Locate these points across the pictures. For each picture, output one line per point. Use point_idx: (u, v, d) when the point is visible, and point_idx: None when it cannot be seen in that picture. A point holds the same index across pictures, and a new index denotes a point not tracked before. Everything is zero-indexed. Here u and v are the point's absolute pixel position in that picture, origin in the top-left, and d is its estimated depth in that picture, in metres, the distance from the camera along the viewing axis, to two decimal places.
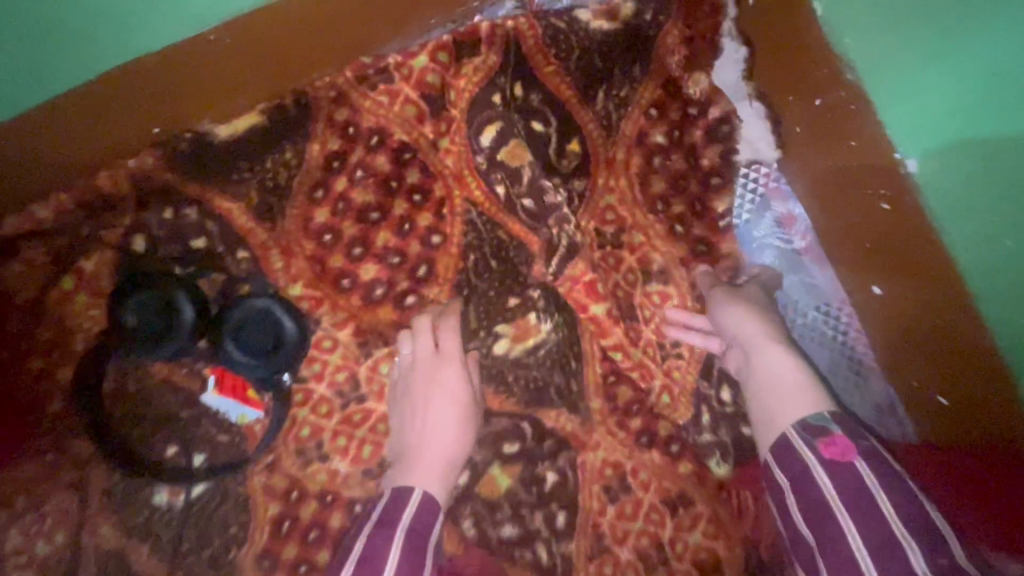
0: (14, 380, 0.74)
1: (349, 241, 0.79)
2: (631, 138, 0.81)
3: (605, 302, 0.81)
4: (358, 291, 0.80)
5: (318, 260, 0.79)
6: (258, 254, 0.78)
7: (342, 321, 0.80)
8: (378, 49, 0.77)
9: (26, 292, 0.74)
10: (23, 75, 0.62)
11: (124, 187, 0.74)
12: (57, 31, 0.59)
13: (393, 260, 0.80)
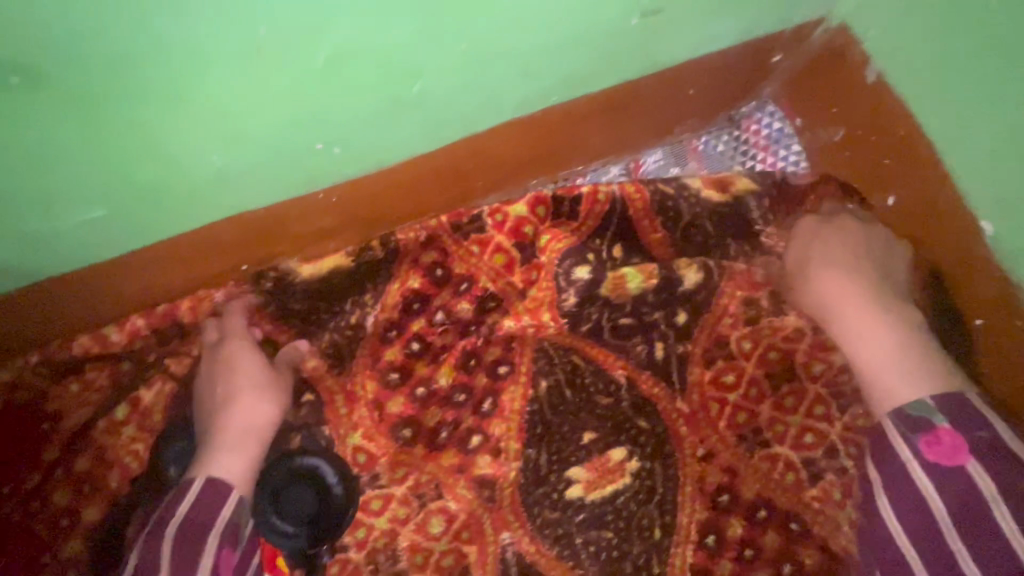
0: (37, 516, 0.68)
1: (419, 387, 0.71)
2: (742, 309, 0.72)
3: (699, 496, 0.68)
4: (418, 441, 0.70)
5: (378, 404, 0.71)
6: (320, 394, 0.71)
7: (399, 472, 0.69)
8: (476, 202, 0.74)
9: (75, 418, 0.70)
10: (110, 228, 0.58)
11: (200, 316, 0.72)
12: (148, 193, 0.55)
13: (462, 407, 0.70)
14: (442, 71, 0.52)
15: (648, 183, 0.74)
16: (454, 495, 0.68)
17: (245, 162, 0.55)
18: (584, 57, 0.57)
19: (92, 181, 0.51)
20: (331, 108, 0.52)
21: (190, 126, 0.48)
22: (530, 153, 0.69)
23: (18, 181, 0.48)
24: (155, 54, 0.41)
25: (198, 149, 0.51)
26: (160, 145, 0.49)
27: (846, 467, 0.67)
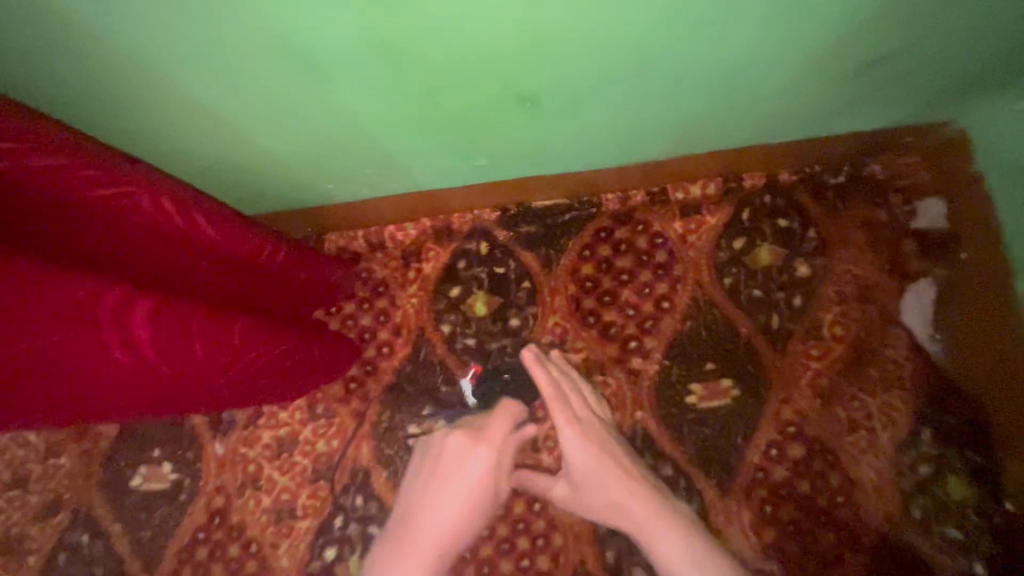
0: (352, 329, 1.08)
1: (602, 292, 1.05)
2: (839, 295, 1.01)
3: (776, 411, 0.99)
4: (596, 327, 1.04)
5: (575, 299, 1.05)
6: (534, 284, 1.06)
7: (579, 347, 1.04)
8: (667, 185, 1.03)
9: (380, 274, 1.08)
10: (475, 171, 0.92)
11: (464, 226, 1.07)
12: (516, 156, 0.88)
13: (629, 311, 1.04)
14: (703, 117, 0.83)
15: (794, 190, 1.02)
16: (614, 368, 1.03)
17: (578, 148, 0.87)
18: (783, 119, 0.87)
19: (497, 147, 0.85)
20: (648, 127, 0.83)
21: (568, 129, 0.81)
22: (717, 164, 0.99)
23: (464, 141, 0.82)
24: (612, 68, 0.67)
25: (563, 139, 0.84)
26: (547, 135, 0.82)
27: (879, 426, 0.97)
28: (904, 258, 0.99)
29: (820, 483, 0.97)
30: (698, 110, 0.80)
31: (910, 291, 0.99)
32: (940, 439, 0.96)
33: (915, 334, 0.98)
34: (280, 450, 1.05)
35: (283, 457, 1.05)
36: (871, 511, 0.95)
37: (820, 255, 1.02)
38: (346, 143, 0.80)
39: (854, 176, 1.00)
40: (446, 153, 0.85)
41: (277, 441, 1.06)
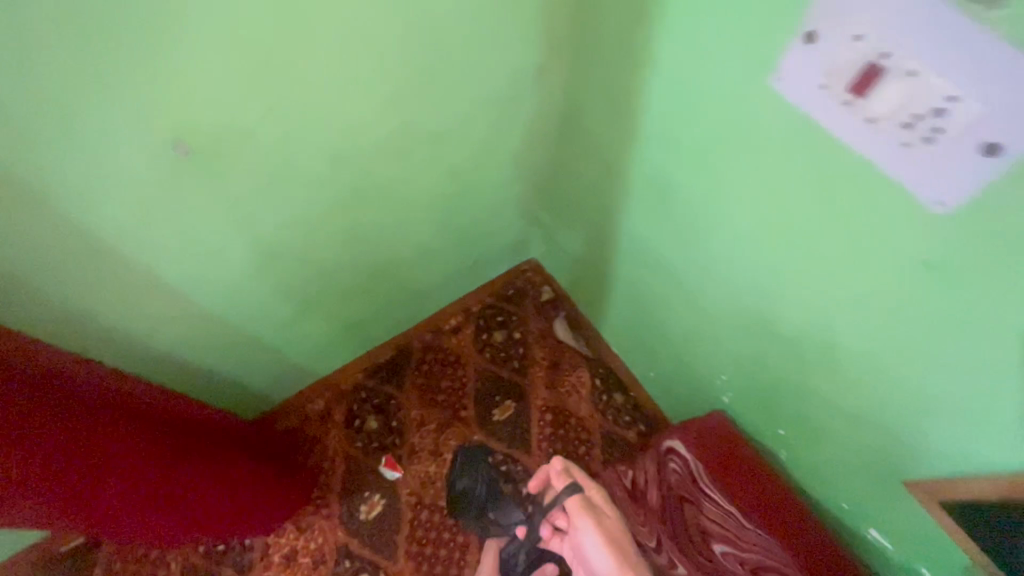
0: (305, 469, 1.85)
1: (431, 388, 2.01)
2: (535, 339, 2.10)
3: (532, 405, 2.01)
4: (436, 405, 1.98)
5: (420, 397, 1.99)
6: (396, 398, 1.97)
7: (432, 420, 1.96)
8: (438, 325, 2.10)
9: (311, 430, 1.90)
10: (341, 355, 1.89)
11: (347, 384, 1.97)
12: (355, 340, 1.87)
13: (448, 391, 2.01)
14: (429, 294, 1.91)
15: (492, 302, 2.15)
16: (452, 421, 1.96)
17: (383, 328, 1.91)
18: (467, 281, 1.99)
19: (347, 342, 1.85)
20: (407, 307, 1.90)
21: (375, 322, 1.84)
22: (453, 310, 2.12)
23: (331, 345, 1.81)
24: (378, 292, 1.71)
25: (375, 327, 1.88)
26: (366, 327, 1.84)
27: (576, 388, 2.04)
28: (551, 310, 2.12)
29: (565, 427, 1.99)
30: (426, 293, 1.88)
31: (558, 322, 2.11)
32: (605, 382, 2.04)
33: (571, 341, 2.10)
34: (287, 560, 1.72)
35: (291, 563, 1.72)
36: (590, 428, 1.98)
37: (518, 325, 2.12)
38: (272, 364, 1.70)
39: (514, 286, 2.16)
40: (324, 353, 1.82)
41: (284, 556, 1.73)
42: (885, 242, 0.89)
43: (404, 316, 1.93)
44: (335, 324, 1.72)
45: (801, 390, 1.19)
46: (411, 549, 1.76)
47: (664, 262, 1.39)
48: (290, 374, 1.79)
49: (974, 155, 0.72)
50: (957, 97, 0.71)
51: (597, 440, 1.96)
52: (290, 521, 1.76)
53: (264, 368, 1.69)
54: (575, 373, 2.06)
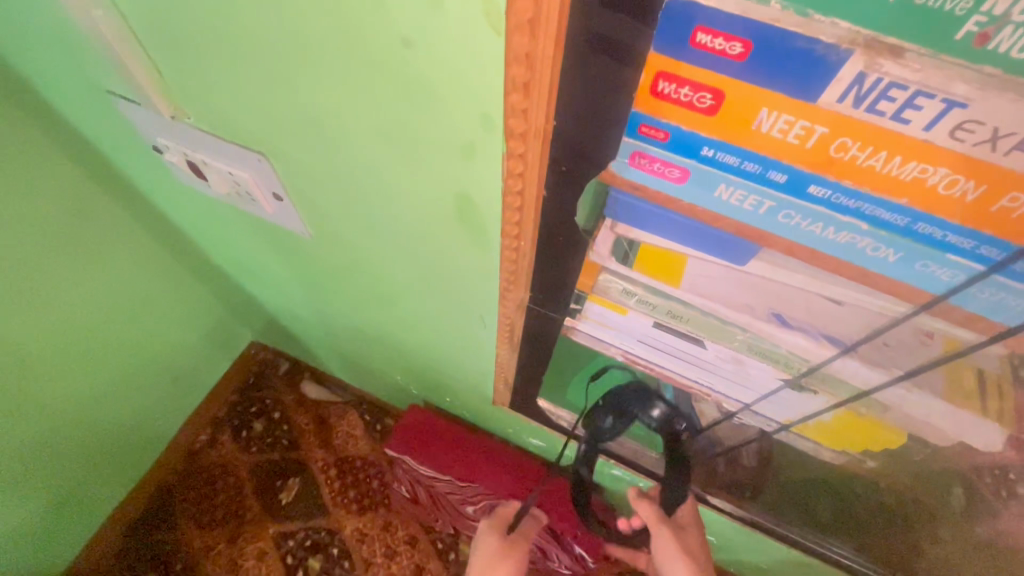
0: None
1: (208, 510, 1.97)
2: (294, 410, 2.17)
3: (314, 470, 2.07)
4: (219, 524, 1.95)
5: (199, 524, 1.94)
6: (175, 540, 1.91)
7: (220, 539, 1.93)
8: (189, 447, 2.03)
9: None
10: (82, 538, 1.76)
11: (113, 556, 1.85)
12: (91, 517, 1.75)
13: (227, 502, 1.99)
14: (151, 434, 1.83)
15: (239, 397, 2.14)
16: (242, 527, 1.95)
17: (117, 488, 1.80)
18: (192, 398, 1.95)
19: (79, 525, 1.71)
20: (133, 457, 1.80)
21: (101, 490, 1.73)
22: (199, 424, 2.04)
23: (58, 540, 1.66)
24: (72, 477, 1.58)
25: (106, 494, 1.76)
26: (94, 500, 1.72)
27: (349, 433, 2.14)
28: (300, 377, 2.21)
29: (352, 473, 2.08)
30: (147, 435, 1.81)
31: (309, 385, 2.21)
32: (373, 413, 2.18)
33: (329, 395, 2.20)
34: None
35: None
36: (376, 460, 2.10)
37: (274, 405, 2.16)
38: None
39: (255, 372, 2.18)
40: (55, 551, 1.67)
41: None
42: (391, 127, 0.54)
43: (137, 465, 1.84)
44: (48, 523, 1.58)
45: (436, 380, 1.34)
46: None
47: (344, 318, 1.26)
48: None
49: (277, 203, 0.82)
50: (233, 172, 0.80)
51: (385, 468, 2.09)
52: None
53: None
54: (344, 420, 2.16)
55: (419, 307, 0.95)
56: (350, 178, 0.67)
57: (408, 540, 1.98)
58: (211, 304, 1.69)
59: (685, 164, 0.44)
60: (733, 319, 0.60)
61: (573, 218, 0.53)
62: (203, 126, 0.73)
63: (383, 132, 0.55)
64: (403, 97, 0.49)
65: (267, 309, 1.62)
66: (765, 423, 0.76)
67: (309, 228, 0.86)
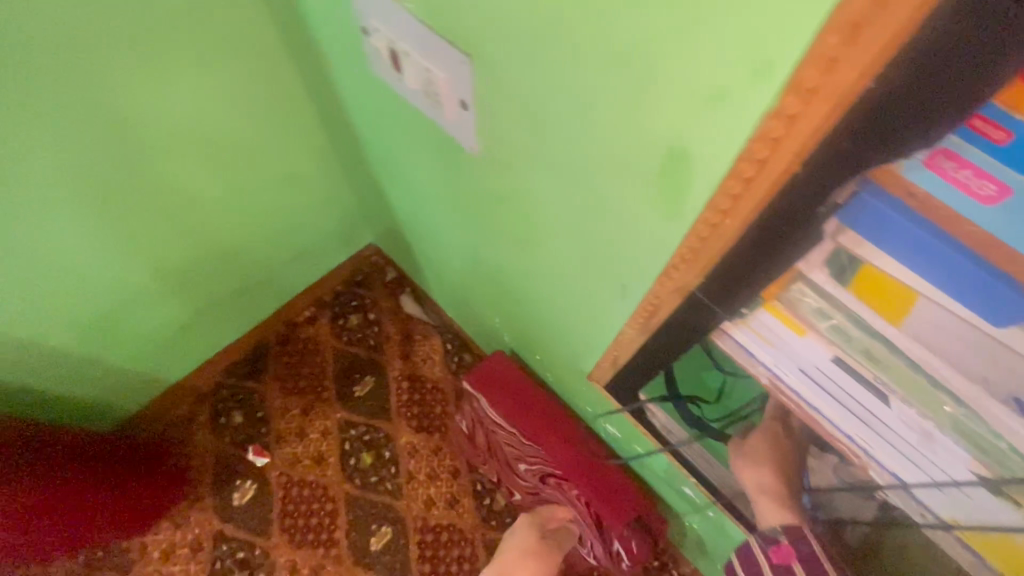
0: (180, 466, 2.01)
1: (293, 378, 2.17)
2: (387, 316, 2.28)
3: (389, 376, 2.19)
4: (299, 393, 2.15)
5: (283, 387, 2.15)
6: (261, 392, 2.14)
7: (295, 406, 2.13)
8: (292, 318, 2.23)
9: (181, 433, 2.05)
10: (194, 362, 2.00)
11: (210, 387, 2.11)
12: (205, 348, 1.99)
13: (309, 377, 2.18)
14: (269, 294, 2.02)
15: (345, 288, 2.30)
16: (316, 403, 2.14)
17: (230, 331, 2.02)
18: (307, 275, 2.11)
19: (194, 351, 1.95)
20: (249, 309, 2.01)
21: (219, 328, 1.95)
22: (306, 300, 2.22)
23: (177, 357, 1.91)
24: (201, 307, 1.79)
25: (221, 333, 2.00)
26: (212, 334, 1.95)
27: (428, 355, 2.23)
28: (401, 288, 2.31)
29: (421, 391, 2.17)
30: (266, 293, 2.00)
31: (405, 298, 2.30)
32: (454, 343, 2.25)
33: (420, 313, 2.29)
34: (171, 553, 1.90)
35: (174, 556, 1.89)
36: (446, 387, 2.18)
37: (372, 305, 2.29)
38: (118, 386, 1.79)
39: (364, 271, 2.31)
40: (173, 365, 1.93)
41: (168, 550, 1.90)
42: (631, 54, 0.48)
43: (249, 318, 2.05)
44: (176, 340, 1.83)
45: (535, 332, 1.33)
46: (284, 523, 1.95)
47: (468, 245, 1.27)
48: (143, 389, 1.91)
49: (461, 112, 0.80)
50: (431, 69, 0.79)
51: (450, 398, 2.16)
52: (165, 519, 1.93)
53: (113, 389, 1.79)
54: (427, 340, 2.25)
55: (555, 256, 0.91)
56: (551, 101, 0.62)
57: (452, 470, 2.05)
58: (345, 194, 1.79)
59: (1011, 178, 0.35)
60: (954, 388, 0.50)
61: (815, 211, 0.45)
62: (419, 14, 0.72)
63: (617, 59, 0.50)
64: (663, 21, 0.43)
65: (393, 215, 1.69)
66: (917, 512, 0.65)
67: (481, 146, 0.84)
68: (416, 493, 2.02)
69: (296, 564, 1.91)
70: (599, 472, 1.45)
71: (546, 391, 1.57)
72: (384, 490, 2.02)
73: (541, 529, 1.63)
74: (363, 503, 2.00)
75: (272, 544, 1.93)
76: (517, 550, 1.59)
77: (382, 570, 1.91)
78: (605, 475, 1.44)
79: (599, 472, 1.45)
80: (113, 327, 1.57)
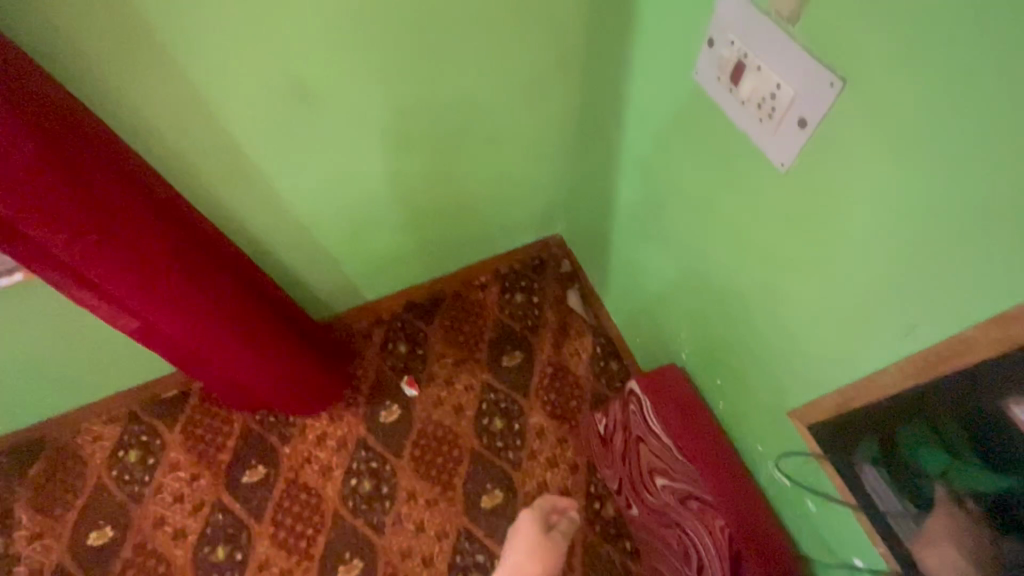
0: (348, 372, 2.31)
1: (455, 331, 2.39)
2: (549, 303, 2.43)
3: (538, 358, 2.33)
4: (457, 345, 2.37)
5: (445, 336, 2.38)
6: (426, 333, 2.39)
7: (450, 356, 2.35)
8: (469, 279, 2.46)
9: (356, 345, 2.36)
10: (388, 289, 2.30)
11: (388, 315, 2.41)
12: (402, 280, 2.28)
13: (469, 335, 2.38)
14: (464, 252, 2.26)
15: (520, 267, 2.48)
16: (469, 359, 2.33)
17: (423, 272, 2.29)
18: (499, 246, 2.33)
19: (393, 280, 2.24)
20: (445, 260, 2.26)
21: (419, 267, 2.23)
22: (486, 267, 2.45)
23: (380, 281, 2.21)
24: (417, 244, 2.06)
25: (417, 273, 2.27)
26: (412, 270, 2.23)
27: (577, 350, 2.33)
28: (570, 282, 2.44)
29: (563, 381, 2.27)
30: (463, 250, 2.24)
31: (570, 293, 2.43)
32: (604, 348, 2.32)
33: (580, 310, 2.40)
34: (322, 440, 2.19)
35: (323, 444, 2.18)
36: (586, 386, 2.26)
37: (538, 290, 2.45)
38: (334, 289, 2.12)
39: (541, 258, 2.49)
40: (374, 286, 2.23)
41: (319, 437, 2.19)
42: None
43: (441, 266, 2.30)
44: (388, 265, 2.12)
45: (734, 355, 1.36)
46: (415, 452, 2.15)
47: (699, 254, 1.34)
48: (347, 298, 2.23)
49: (794, 129, 0.88)
50: (778, 86, 0.87)
51: (588, 397, 2.24)
52: (325, 411, 2.23)
53: (331, 290, 2.12)
54: (580, 337, 2.35)
55: (827, 283, 0.95)
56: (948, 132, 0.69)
57: (572, 464, 2.12)
58: (564, 180, 1.97)
59: None
60: None
61: None
62: (801, 36, 0.81)
63: None
64: None
65: (607, 210, 1.82)
66: None
67: (798, 164, 0.91)
68: (533, 472, 2.11)
69: (414, 491, 2.09)
70: (750, 514, 1.42)
71: (711, 419, 1.58)
72: (506, 458, 2.14)
73: (545, 520, 1.94)
74: (484, 462, 2.14)
75: (400, 466, 2.13)
76: (523, 537, 1.87)
77: (486, 528, 2.03)
78: (755, 520, 1.42)
79: (750, 515, 1.42)
80: (357, 238, 1.88)
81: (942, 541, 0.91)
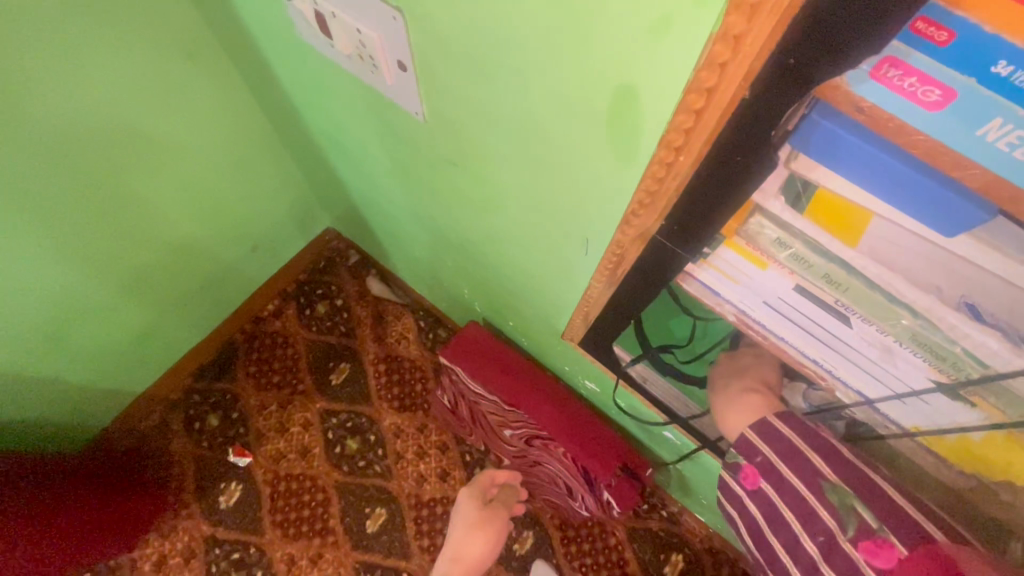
0: (159, 477, 1.95)
1: (265, 374, 2.11)
2: (355, 301, 2.23)
3: (365, 360, 2.16)
4: (274, 388, 2.10)
5: (256, 384, 2.10)
6: (234, 392, 2.08)
7: (272, 402, 2.08)
8: (256, 314, 2.16)
9: (156, 443, 1.99)
10: (159, 370, 1.93)
11: (180, 393, 2.04)
12: (169, 354, 1.91)
13: (282, 371, 2.12)
14: (227, 292, 1.93)
15: (308, 277, 2.23)
16: (293, 396, 2.09)
17: (191, 334, 1.94)
18: (267, 268, 2.04)
19: (156, 359, 1.87)
20: (209, 310, 1.92)
21: (180, 332, 1.88)
22: (268, 294, 2.15)
23: (139, 368, 1.83)
24: (156, 313, 1.70)
25: (183, 338, 1.92)
26: (174, 339, 1.87)
27: (401, 334, 2.20)
28: (367, 270, 2.26)
29: (400, 371, 2.15)
30: (224, 291, 1.91)
31: (372, 280, 2.26)
32: (427, 320, 2.22)
33: (389, 294, 2.25)
34: (162, 564, 1.86)
35: (166, 566, 1.86)
36: (424, 364, 2.17)
37: (338, 292, 2.24)
38: (81, 406, 1.71)
39: (326, 258, 2.25)
40: (136, 376, 1.85)
41: (158, 562, 1.86)
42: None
43: (210, 318, 1.97)
44: (136, 350, 1.74)
45: (506, 298, 1.31)
46: (275, 519, 1.93)
47: (428, 216, 1.23)
48: (109, 405, 1.83)
49: (400, 73, 0.76)
50: (361, 29, 0.74)
51: (430, 374, 2.15)
52: (151, 531, 1.89)
53: (76, 409, 1.71)
54: (399, 320, 2.22)
55: (515, 218, 0.89)
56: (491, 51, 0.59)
57: (439, 445, 2.06)
58: (292, 176, 1.71)
59: (954, 82, 0.35)
60: (909, 301, 0.51)
61: (770, 135, 0.45)
62: None
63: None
64: None
65: (347, 195, 1.63)
66: (881, 424, 0.71)
67: (426, 109, 0.80)
68: (406, 473, 2.02)
69: (293, 557, 1.90)
70: (583, 428, 1.47)
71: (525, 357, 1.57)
72: (374, 474, 2.01)
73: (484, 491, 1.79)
74: (353, 489, 1.99)
75: (266, 541, 1.91)
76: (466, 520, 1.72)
77: (382, 550, 1.93)
78: (590, 431, 1.47)
79: (583, 428, 1.47)
80: (61, 344, 1.48)
81: (737, 385, 0.99)
